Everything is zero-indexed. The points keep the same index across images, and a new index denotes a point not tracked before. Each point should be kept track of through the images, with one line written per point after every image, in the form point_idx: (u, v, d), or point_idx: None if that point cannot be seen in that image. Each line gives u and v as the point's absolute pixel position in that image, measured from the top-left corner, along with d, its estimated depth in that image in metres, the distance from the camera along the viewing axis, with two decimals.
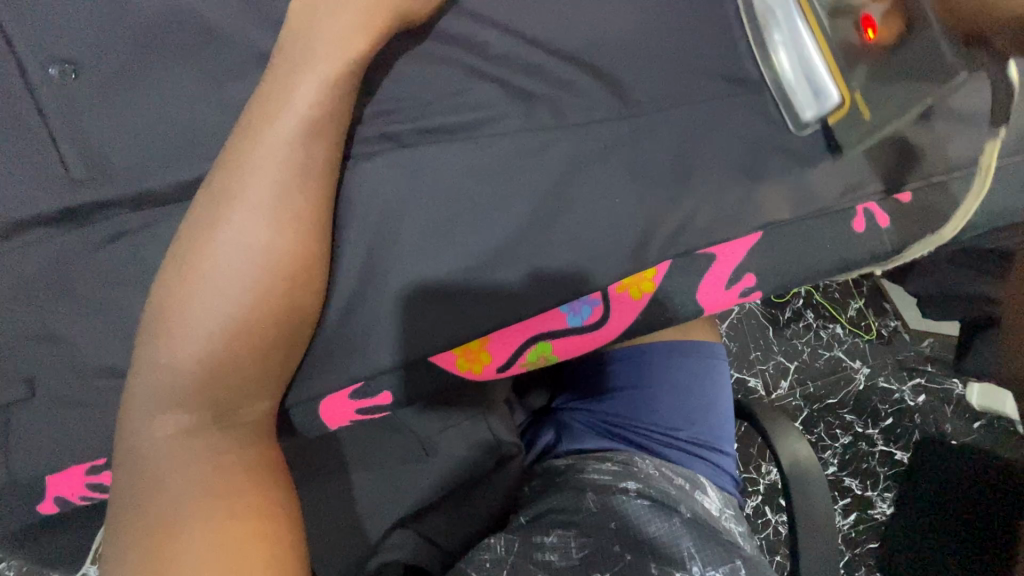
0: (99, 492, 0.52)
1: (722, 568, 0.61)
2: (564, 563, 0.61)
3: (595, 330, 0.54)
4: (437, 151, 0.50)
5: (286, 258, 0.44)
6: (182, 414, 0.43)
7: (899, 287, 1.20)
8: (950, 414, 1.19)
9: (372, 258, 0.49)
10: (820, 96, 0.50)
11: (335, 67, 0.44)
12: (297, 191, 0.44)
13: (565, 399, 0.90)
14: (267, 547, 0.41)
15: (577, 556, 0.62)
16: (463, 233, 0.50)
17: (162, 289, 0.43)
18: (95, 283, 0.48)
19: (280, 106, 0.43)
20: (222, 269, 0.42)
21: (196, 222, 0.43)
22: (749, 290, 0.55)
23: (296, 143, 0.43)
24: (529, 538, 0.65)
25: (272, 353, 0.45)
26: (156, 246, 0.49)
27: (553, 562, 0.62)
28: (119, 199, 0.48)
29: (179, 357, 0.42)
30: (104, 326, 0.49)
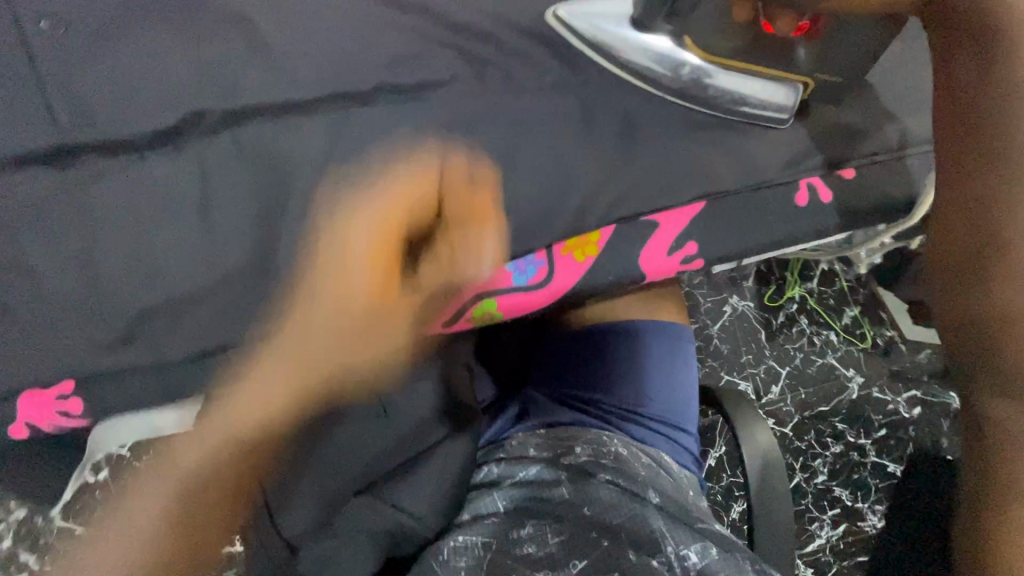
0: (69, 420, 0.56)
1: (694, 547, 0.64)
2: (539, 553, 0.63)
3: (539, 288, 0.57)
4: (392, 109, 0.53)
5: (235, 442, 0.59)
6: None
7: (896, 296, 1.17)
8: (945, 429, 1.17)
9: (327, 206, 0.53)
10: (778, 100, 0.55)
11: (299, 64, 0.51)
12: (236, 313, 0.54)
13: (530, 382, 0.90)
14: None
15: (553, 543, 0.64)
16: (412, 186, 0.53)
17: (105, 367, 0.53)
18: (65, 219, 0.52)
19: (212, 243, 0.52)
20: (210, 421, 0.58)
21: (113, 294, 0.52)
22: (691, 257, 0.57)
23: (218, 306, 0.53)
24: (506, 527, 0.66)
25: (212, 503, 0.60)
26: (120, 188, 0.52)
27: (530, 553, 0.63)
28: (96, 144, 0.52)
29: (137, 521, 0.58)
30: (68, 260, 0.51)
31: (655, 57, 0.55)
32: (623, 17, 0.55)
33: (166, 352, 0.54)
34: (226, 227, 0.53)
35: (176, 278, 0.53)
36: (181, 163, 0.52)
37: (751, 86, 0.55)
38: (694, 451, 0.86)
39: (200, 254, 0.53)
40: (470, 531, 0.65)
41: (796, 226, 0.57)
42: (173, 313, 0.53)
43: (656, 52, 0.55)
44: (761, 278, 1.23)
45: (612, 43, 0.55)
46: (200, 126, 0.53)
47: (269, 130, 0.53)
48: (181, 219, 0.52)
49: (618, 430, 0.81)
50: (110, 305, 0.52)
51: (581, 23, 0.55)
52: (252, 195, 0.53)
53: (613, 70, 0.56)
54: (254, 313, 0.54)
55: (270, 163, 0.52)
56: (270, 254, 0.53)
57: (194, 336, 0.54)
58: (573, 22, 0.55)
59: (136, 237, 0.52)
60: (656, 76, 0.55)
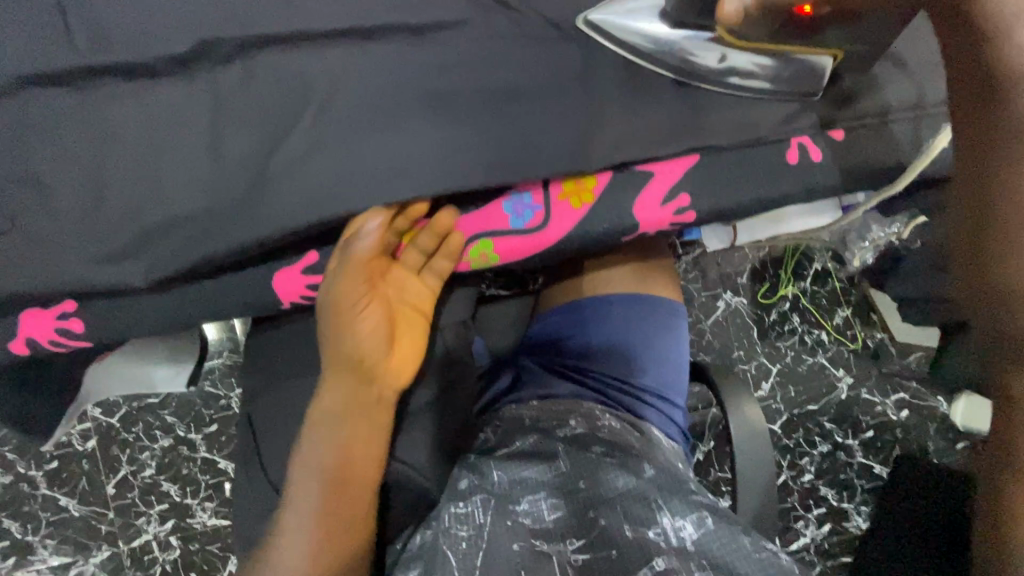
0: (68, 340, 0.57)
1: (690, 517, 0.66)
2: (536, 524, 0.68)
3: (536, 232, 0.58)
4: (401, 48, 0.55)
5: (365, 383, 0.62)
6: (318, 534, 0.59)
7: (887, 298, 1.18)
8: (933, 432, 1.18)
9: (332, 137, 0.54)
10: (812, 67, 0.55)
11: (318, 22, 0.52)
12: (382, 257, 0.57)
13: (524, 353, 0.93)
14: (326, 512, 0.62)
15: (550, 518, 0.68)
16: (415, 127, 0.55)
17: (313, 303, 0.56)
18: (78, 137, 0.53)
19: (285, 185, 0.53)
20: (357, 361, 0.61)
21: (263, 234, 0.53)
22: (683, 209, 0.59)
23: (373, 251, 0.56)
24: (503, 499, 0.70)
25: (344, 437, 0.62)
26: (133, 110, 0.54)
27: (528, 524, 0.68)
28: (109, 66, 0.53)
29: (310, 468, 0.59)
30: (81, 183, 0.53)
31: (668, 41, 0.55)
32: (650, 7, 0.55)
33: (163, 273, 0.54)
34: (233, 155, 0.54)
35: (181, 202, 0.54)
36: (194, 92, 0.54)
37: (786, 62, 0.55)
38: (682, 425, 0.88)
39: (206, 180, 0.54)
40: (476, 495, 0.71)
41: (786, 184, 0.60)
42: (174, 234, 0.54)
43: (671, 37, 0.55)
44: (755, 275, 1.24)
45: (627, 32, 0.56)
46: (212, 56, 0.54)
47: (280, 66, 0.54)
48: (191, 146, 0.54)
49: (609, 403, 0.83)
50: (116, 227, 0.53)
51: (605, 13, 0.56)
52: (260, 126, 0.54)
53: (629, 59, 0.57)
54: (244, 241, 0.54)
55: (280, 97, 0.54)
56: (273, 184, 0.54)
57: (190, 256, 0.54)
58: (597, 21, 0.56)
59: (145, 162, 0.54)
60: (669, 61, 0.56)
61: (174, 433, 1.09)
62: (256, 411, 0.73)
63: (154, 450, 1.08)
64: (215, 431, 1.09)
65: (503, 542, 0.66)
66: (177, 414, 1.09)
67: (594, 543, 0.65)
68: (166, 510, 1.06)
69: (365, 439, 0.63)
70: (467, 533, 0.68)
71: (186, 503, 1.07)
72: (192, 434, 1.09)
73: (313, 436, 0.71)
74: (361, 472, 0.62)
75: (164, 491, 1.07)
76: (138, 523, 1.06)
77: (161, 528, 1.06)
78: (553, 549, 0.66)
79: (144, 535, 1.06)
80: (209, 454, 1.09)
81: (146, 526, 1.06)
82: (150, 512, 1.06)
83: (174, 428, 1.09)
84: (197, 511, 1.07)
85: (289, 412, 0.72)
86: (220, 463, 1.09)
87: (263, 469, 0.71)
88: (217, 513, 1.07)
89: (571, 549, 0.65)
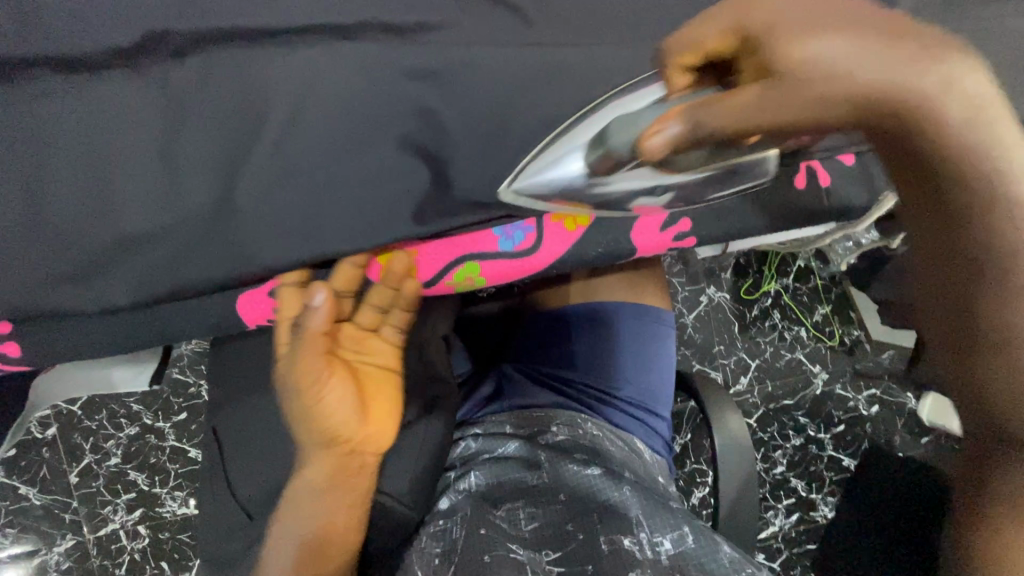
0: (10, 361, 0.52)
1: (670, 534, 0.63)
2: (512, 530, 0.64)
3: (526, 256, 0.56)
4: (382, 44, 0.49)
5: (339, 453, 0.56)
6: None
7: (863, 296, 1.21)
8: (900, 427, 1.20)
9: (304, 146, 0.49)
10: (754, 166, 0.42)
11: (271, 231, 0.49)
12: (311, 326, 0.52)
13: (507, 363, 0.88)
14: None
15: (527, 528, 0.64)
16: (397, 138, 0.50)
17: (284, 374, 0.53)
18: (8, 139, 0.46)
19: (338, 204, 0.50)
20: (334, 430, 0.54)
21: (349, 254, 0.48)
22: (684, 235, 0.56)
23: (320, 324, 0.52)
24: (479, 504, 0.67)
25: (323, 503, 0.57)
26: (71, 109, 0.47)
27: (503, 527, 0.64)
28: (39, 55, 0.46)
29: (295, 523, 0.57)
30: (12, 188, 0.47)
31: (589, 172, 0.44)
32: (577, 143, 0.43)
33: (110, 297, 0.49)
34: (193, 164, 0.48)
35: (134, 217, 0.48)
36: (145, 89, 0.47)
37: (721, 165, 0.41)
38: (666, 435, 0.86)
39: (163, 192, 0.48)
40: (462, 503, 0.68)
41: (789, 206, 0.57)
42: (127, 251, 0.48)
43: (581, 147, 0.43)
44: (739, 270, 1.22)
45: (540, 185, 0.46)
46: (163, 46, 0.47)
47: (244, 64, 0.48)
48: (143, 154, 0.48)
49: (594, 411, 0.80)
50: (59, 241, 0.47)
51: (527, 175, 0.47)
52: (222, 133, 0.48)
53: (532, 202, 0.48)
54: (210, 259, 0.50)
55: (244, 99, 0.48)
56: (240, 199, 0.49)
57: (143, 274, 0.49)
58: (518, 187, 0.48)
59: (89, 169, 0.47)
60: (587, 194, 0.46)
61: (141, 421, 1.03)
62: (223, 422, 0.68)
63: (118, 439, 1.03)
64: (184, 419, 1.04)
65: (476, 547, 0.61)
66: (144, 402, 1.04)
67: (568, 556, 0.61)
68: (133, 499, 1.02)
69: (344, 509, 0.58)
70: (444, 548, 0.63)
71: (153, 492, 1.02)
72: (160, 422, 1.04)
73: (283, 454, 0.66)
74: (334, 547, 0.57)
75: (131, 480, 1.02)
76: (105, 512, 1.01)
77: (128, 517, 1.01)
78: (529, 558, 0.61)
79: (110, 524, 1.01)
80: (178, 442, 1.04)
81: (112, 515, 1.01)
82: (116, 501, 1.01)
83: (140, 416, 1.04)
84: (166, 500, 1.02)
85: (256, 426, 0.67)
86: (190, 452, 1.04)
87: (230, 485, 0.67)
88: (186, 502, 1.03)
89: (545, 560, 0.61)
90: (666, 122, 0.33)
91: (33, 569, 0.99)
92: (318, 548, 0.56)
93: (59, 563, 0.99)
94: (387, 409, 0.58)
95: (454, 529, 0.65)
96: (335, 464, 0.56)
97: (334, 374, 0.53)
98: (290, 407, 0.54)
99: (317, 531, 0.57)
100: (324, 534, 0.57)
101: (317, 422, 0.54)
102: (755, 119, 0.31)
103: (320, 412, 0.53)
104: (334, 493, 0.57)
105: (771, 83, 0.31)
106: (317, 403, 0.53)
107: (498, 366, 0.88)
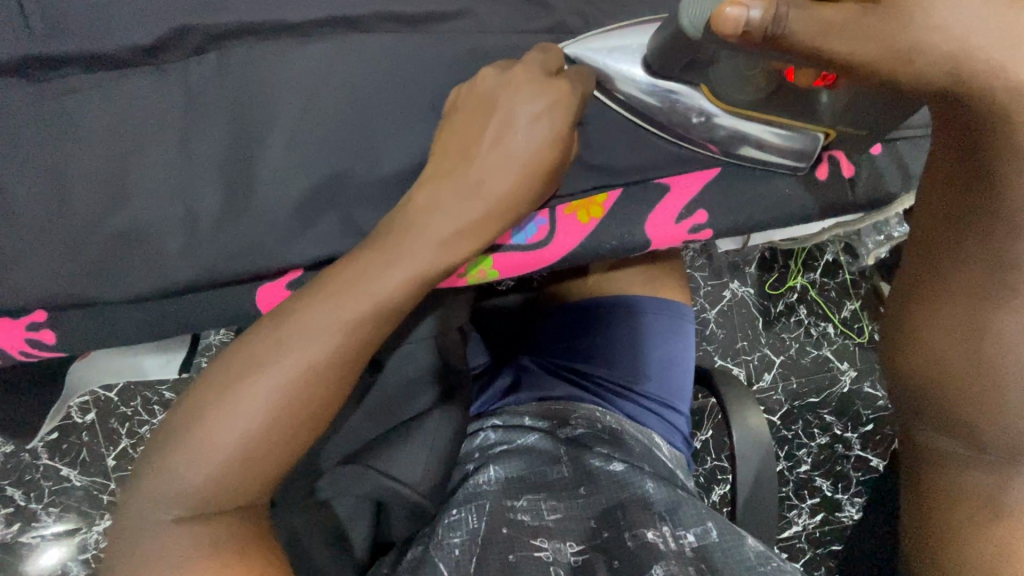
0: (39, 351, 0.54)
1: (694, 529, 0.62)
2: (535, 523, 0.63)
3: (538, 249, 0.54)
4: (393, 39, 0.50)
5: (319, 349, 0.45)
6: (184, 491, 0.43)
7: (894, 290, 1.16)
8: None
9: (317, 137, 0.49)
10: (801, 151, 0.51)
11: (298, 227, 0.50)
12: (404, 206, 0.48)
13: (524, 358, 0.88)
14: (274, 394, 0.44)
15: (549, 518, 0.63)
16: (410, 130, 0.50)
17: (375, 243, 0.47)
18: (40, 136, 0.48)
19: (353, 192, 0.50)
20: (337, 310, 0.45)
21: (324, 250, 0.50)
22: (700, 227, 0.54)
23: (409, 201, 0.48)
24: (499, 498, 0.65)
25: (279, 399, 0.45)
26: (96, 105, 0.49)
27: (525, 522, 0.62)
28: (72, 57, 0.48)
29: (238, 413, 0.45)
30: (43, 181, 0.49)
31: (664, 98, 0.50)
32: (633, 48, 0.49)
33: (131, 288, 0.50)
34: (212, 159, 0.49)
35: (152, 212, 0.49)
36: (167, 88, 0.49)
37: (763, 134, 0.50)
38: (685, 432, 0.85)
39: (186, 186, 0.49)
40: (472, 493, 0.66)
41: (815, 197, 0.55)
42: (146, 244, 0.49)
43: (671, 94, 0.50)
44: (764, 264, 1.19)
45: (645, 90, 0.50)
46: (186, 43, 0.49)
47: (261, 62, 0.49)
48: (164, 147, 0.49)
49: (614, 405, 0.80)
50: (87, 234, 0.49)
51: (580, 44, 0.50)
52: (238, 124, 0.49)
53: (636, 102, 0.50)
54: (222, 253, 0.50)
55: (261, 96, 0.49)
56: (256, 188, 0.49)
57: (156, 267, 0.50)
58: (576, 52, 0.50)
59: (113, 162, 0.49)
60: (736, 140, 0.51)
61: (172, 408, 1.07)
62: None
63: (152, 424, 1.07)
64: None
65: (499, 544, 0.59)
66: (175, 389, 1.08)
67: (593, 549, 0.60)
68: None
69: (318, 352, 0.44)
70: (463, 540, 0.60)
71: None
72: None
73: None
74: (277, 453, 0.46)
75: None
76: None
77: None
78: (553, 549, 0.60)
79: None
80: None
81: None
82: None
83: (171, 403, 1.08)
84: None
85: None
86: None
87: None
88: None
89: (570, 551, 0.60)
90: (749, 5, 0.32)
91: (77, 546, 1.04)
92: (256, 425, 0.43)
93: (99, 541, 1.04)
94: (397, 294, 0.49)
95: (466, 517, 0.63)
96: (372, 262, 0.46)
97: (528, 148, 0.46)
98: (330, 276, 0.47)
99: (280, 375, 0.43)
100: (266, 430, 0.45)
101: (462, 235, 0.47)
102: (834, 45, 0.34)
103: (491, 195, 0.47)
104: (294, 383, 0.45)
105: (872, 16, 0.33)
106: (481, 166, 0.47)
107: (516, 358, 0.88)
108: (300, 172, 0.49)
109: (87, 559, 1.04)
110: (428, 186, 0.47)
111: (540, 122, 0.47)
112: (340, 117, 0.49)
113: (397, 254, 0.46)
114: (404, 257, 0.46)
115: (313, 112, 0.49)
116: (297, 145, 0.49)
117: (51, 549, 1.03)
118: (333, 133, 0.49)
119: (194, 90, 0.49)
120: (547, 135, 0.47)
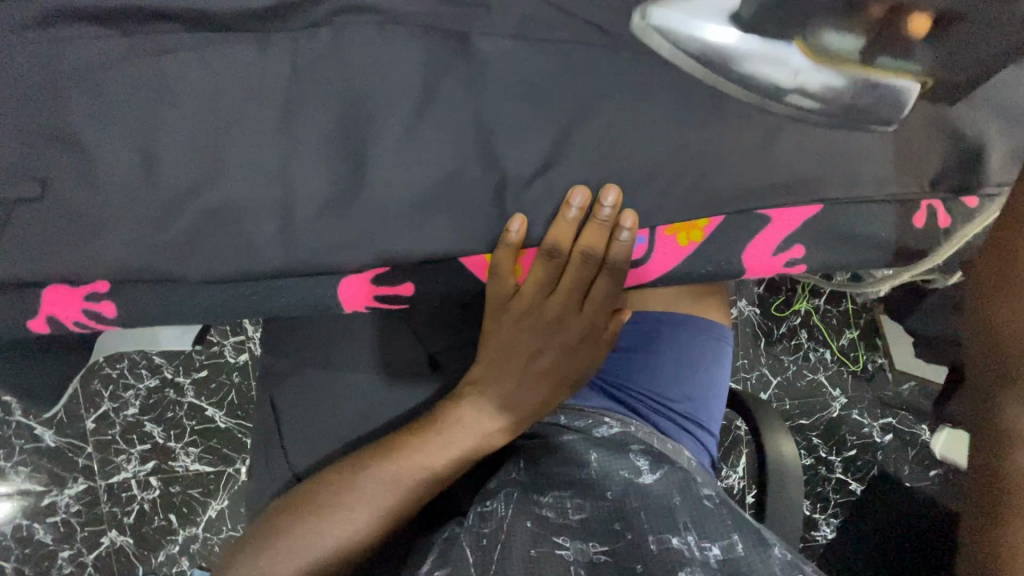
0: (94, 323, 0.50)
1: (719, 541, 0.52)
2: (559, 522, 0.57)
3: (638, 263, 0.53)
4: (517, 38, 0.47)
5: (450, 432, 0.60)
6: (339, 543, 0.57)
7: (895, 323, 1.15)
8: (910, 458, 1.15)
9: (426, 133, 0.47)
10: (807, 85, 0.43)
11: (392, 224, 0.47)
12: (545, 330, 0.57)
13: None
14: (413, 463, 0.59)
15: (574, 518, 0.57)
16: (525, 135, 0.47)
17: (495, 358, 0.58)
18: (128, 93, 0.45)
19: (458, 191, 0.47)
20: (471, 407, 0.60)
21: (417, 248, 0.47)
22: (795, 261, 0.53)
23: (540, 330, 0.57)
24: (528, 490, 0.61)
25: (419, 467, 0.59)
26: (191, 68, 0.45)
27: (550, 520, 0.57)
28: (177, 15, 0.44)
29: (380, 482, 0.58)
30: (124, 142, 0.45)
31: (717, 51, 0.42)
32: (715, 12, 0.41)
33: (211, 267, 0.47)
34: (318, 144, 0.46)
35: (244, 190, 0.46)
36: (276, 61, 0.45)
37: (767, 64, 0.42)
38: (710, 450, 0.78)
39: (281, 168, 0.46)
40: (498, 499, 0.61)
41: (900, 245, 0.54)
42: (234, 225, 0.46)
43: (749, 55, 0.42)
44: (772, 286, 1.17)
45: (694, 48, 0.42)
46: (302, 16, 0.46)
47: (378, 46, 0.46)
48: (261, 122, 0.46)
49: (645, 419, 0.73)
50: (166, 206, 0.45)
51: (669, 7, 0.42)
52: (345, 109, 0.46)
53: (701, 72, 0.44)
54: (308, 241, 0.47)
55: (376, 80, 0.46)
56: (352, 178, 0.46)
57: (233, 248, 0.46)
58: (661, 20, 0.42)
59: (204, 132, 0.45)
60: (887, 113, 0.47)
61: (161, 374, 1.02)
62: (280, 393, 0.68)
63: (138, 390, 1.01)
64: (205, 376, 1.02)
65: (520, 540, 0.55)
66: (166, 355, 1.02)
67: (615, 550, 0.53)
68: (147, 451, 1.01)
69: (461, 434, 0.60)
70: (490, 529, 0.57)
71: (169, 446, 1.01)
72: (181, 377, 1.02)
73: (343, 434, 0.67)
74: (400, 510, 0.59)
75: (147, 431, 1.01)
76: (118, 460, 1.00)
77: (141, 468, 1.01)
78: (574, 549, 0.54)
79: (123, 473, 1.01)
80: (196, 399, 1.02)
81: (126, 464, 1.01)
82: (131, 451, 1.01)
83: (161, 368, 1.02)
84: (179, 455, 1.01)
85: (317, 407, 0.67)
86: (207, 411, 1.02)
87: (284, 455, 0.68)
88: (200, 459, 1.02)
89: (593, 549, 0.53)
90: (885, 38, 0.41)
91: (43, 508, 0.98)
92: (384, 506, 0.58)
93: (69, 505, 0.99)
94: (510, 389, 0.60)
95: (498, 510, 0.59)
96: (499, 371, 0.59)
97: (598, 294, 0.54)
98: (492, 380, 0.59)
99: (430, 441, 0.59)
100: (405, 489, 0.59)
101: (545, 375, 0.60)
102: None
103: (554, 364, 0.59)
104: (427, 451, 0.59)
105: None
106: (544, 346, 0.58)
107: None
108: (406, 169, 0.46)
109: (56, 523, 0.98)
110: (547, 308, 0.55)
111: (592, 306, 0.56)
112: (457, 115, 0.47)
113: (505, 374, 0.59)
114: (497, 384, 0.59)
115: (426, 107, 0.47)
116: (405, 140, 0.46)
117: (21, 508, 0.98)
118: (447, 132, 0.47)
119: (301, 68, 0.46)
120: (606, 297, 0.55)
